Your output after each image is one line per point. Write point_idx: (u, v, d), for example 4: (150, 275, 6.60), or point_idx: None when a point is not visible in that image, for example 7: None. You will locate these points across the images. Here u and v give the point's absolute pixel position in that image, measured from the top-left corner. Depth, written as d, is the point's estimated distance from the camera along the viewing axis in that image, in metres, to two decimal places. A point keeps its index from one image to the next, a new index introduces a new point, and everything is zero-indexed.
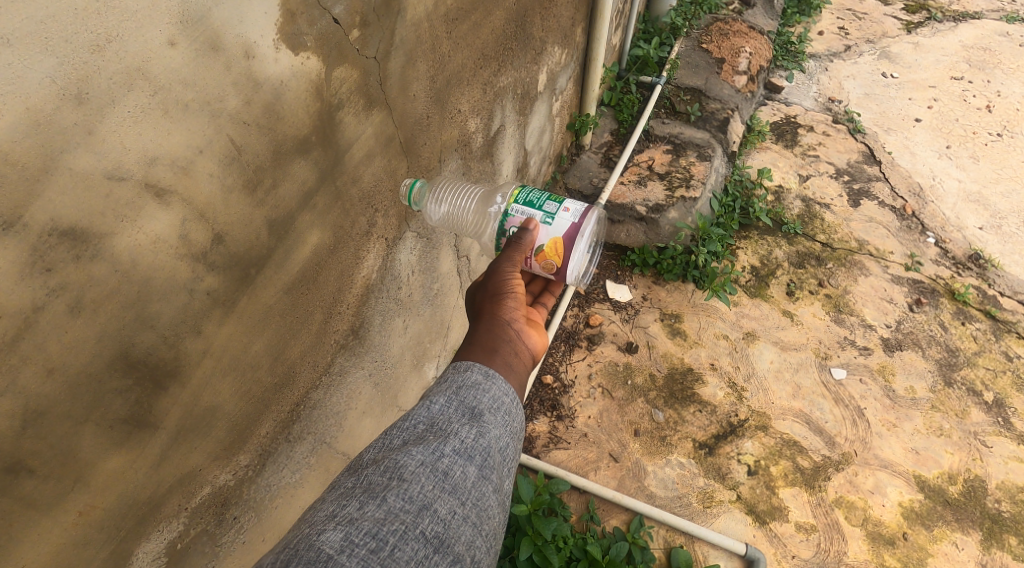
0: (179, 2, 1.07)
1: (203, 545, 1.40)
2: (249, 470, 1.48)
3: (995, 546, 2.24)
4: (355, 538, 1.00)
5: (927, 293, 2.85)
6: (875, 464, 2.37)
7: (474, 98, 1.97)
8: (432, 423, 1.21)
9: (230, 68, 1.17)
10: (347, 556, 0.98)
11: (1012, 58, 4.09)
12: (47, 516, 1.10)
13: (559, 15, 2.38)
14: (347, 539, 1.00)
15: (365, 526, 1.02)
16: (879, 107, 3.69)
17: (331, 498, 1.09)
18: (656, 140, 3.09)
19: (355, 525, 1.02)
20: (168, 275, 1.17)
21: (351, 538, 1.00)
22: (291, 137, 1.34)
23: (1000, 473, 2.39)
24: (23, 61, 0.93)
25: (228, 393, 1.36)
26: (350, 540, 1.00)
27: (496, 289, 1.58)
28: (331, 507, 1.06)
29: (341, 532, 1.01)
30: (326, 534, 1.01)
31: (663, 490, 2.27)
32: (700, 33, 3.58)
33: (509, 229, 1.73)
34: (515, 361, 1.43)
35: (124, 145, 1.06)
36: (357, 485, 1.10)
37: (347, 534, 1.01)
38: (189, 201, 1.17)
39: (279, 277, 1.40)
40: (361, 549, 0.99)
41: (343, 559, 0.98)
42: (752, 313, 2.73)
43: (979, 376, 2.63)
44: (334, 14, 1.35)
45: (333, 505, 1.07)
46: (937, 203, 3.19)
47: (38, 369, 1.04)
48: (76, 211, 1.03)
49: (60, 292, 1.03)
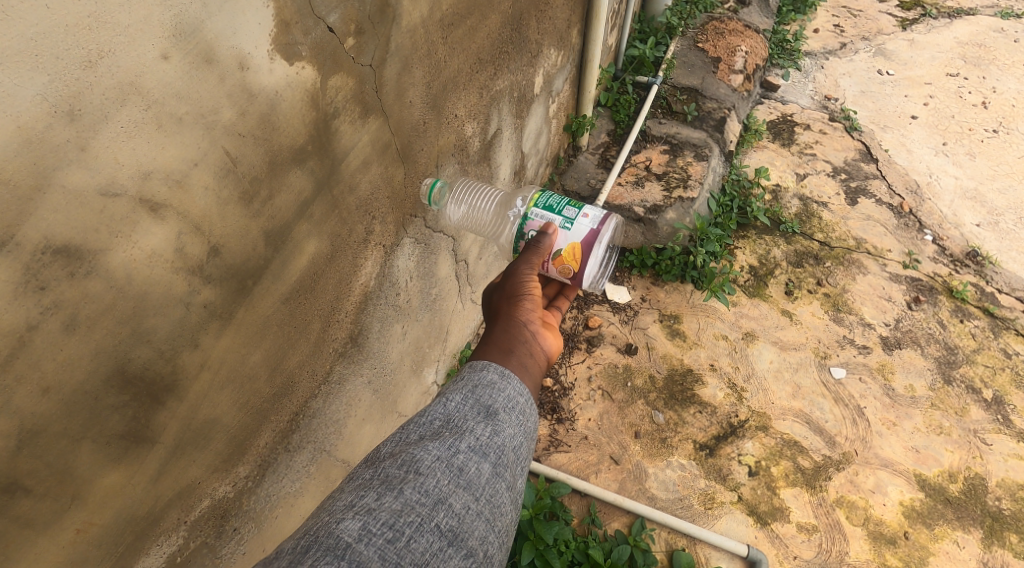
0: (171, 16, 1.06)
1: (203, 558, 1.40)
2: (248, 481, 1.47)
3: (996, 544, 2.24)
4: (372, 528, 1.00)
5: (925, 291, 2.85)
6: (875, 463, 2.37)
7: (471, 103, 1.96)
8: (449, 419, 1.20)
9: (224, 80, 1.16)
10: (364, 545, 0.98)
11: (1008, 53, 4.09)
12: (44, 535, 1.10)
13: (554, 17, 2.37)
14: (365, 529, 1.00)
15: (383, 516, 1.02)
16: (875, 105, 3.69)
17: (349, 489, 1.09)
18: (654, 140, 3.09)
19: (372, 515, 1.02)
20: (165, 290, 1.17)
21: (369, 528, 1.00)
22: (287, 147, 1.33)
23: (1000, 471, 2.39)
24: (13, 80, 0.92)
25: (226, 405, 1.36)
26: (368, 530, 1.00)
27: (513, 291, 1.58)
28: (349, 497, 1.06)
29: (359, 522, 1.01)
30: (345, 523, 1.00)
31: (664, 493, 2.27)
32: (696, 32, 3.57)
33: (528, 232, 1.76)
34: (530, 362, 1.40)
35: (118, 160, 1.05)
36: (375, 477, 1.10)
37: (365, 524, 1.00)
38: (185, 215, 1.16)
39: (277, 287, 1.40)
40: (378, 538, 0.99)
41: (361, 548, 0.98)
42: (751, 314, 2.73)
43: (978, 374, 2.63)
44: (329, 23, 1.34)
45: (351, 495, 1.06)
46: (934, 200, 3.19)
47: (34, 388, 1.03)
48: (70, 228, 1.02)
49: (54, 310, 1.03)
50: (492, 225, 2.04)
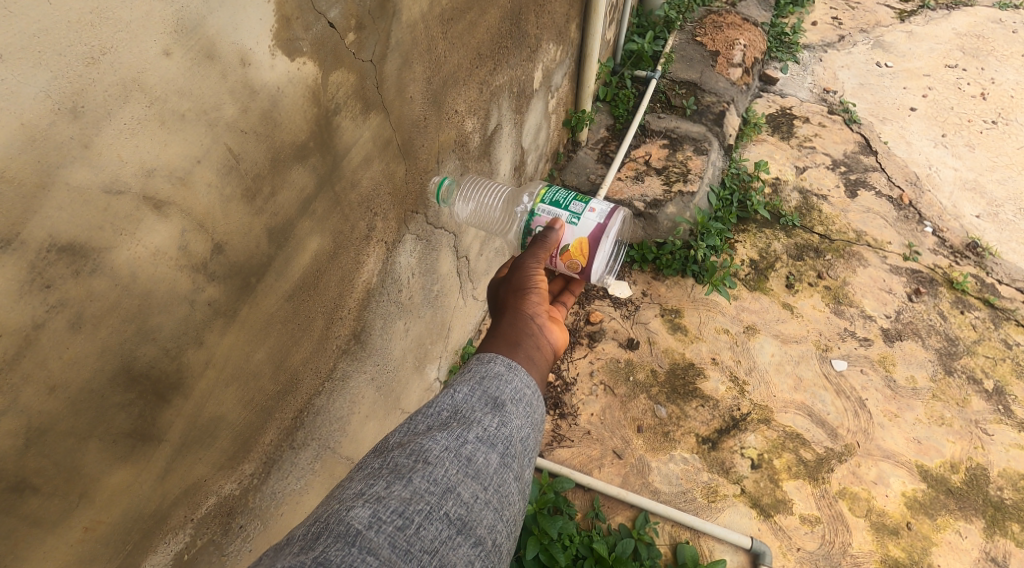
0: (173, 11, 1.06)
1: (210, 555, 1.40)
2: (254, 479, 1.47)
3: (998, 533, 2.25)
4: (383, 515, 1.01)
5: (926, 283, 2.85)
6: (877, 454, 2.37)
7: (471, 98, 1.96)
8: (456, 410, 1.20)
9: (226, 76, 1.16)
10: (374, 532, 0.99)
11: (1006, 44, 4.09)
12: (52, 534, 1.10)
13: (553, 11, 2.37)
14: (375, 516, 1.00)
15: (392, 504, 1.02)
16: (874, 97, 3.69)
17: (358, 478, 1.09)
18: (653, 135, 3.08)
19: (382, 503, 1.02)
20: (169, 287, 1.17)
21: (378, 515, 1.00)
22: (290, 143, 1.33)
23: (1002, 461, 2.40)
24: (17, 77, 0.91)
25: (231, 402, 1.36)
26: (378, 517, 1.00)
27: (519, 284, 1.58)
28: (359, 485, 1.06)
29: (369, 509, 1.01)
30: (355, 511, 1.01)
31: (668, 486, 2.28)
32: (694, 26, 3.56)
33: (535, 228, 1.78)
34: (537, 355, 1.40)
35: (122, 158, 1.05)
36: (383, 466, 1.10)
37: (375, 512, 1.01)
38: (188, 212, 1.16)
39: (279, 284, 1.40)
40: (388, 526, 1.00)
41: (371, 535, 0.98)
42: (751, 307, 2.73)
43: (979, 364, 2.64)
44: (329, 18, 1.34)
45: (361, 483, 1.07)
46: (934, 192, 3.20)
47: (41, 387, 1.03)
48: (75, 227, 1.02)
49: (60, 308, 1.03)
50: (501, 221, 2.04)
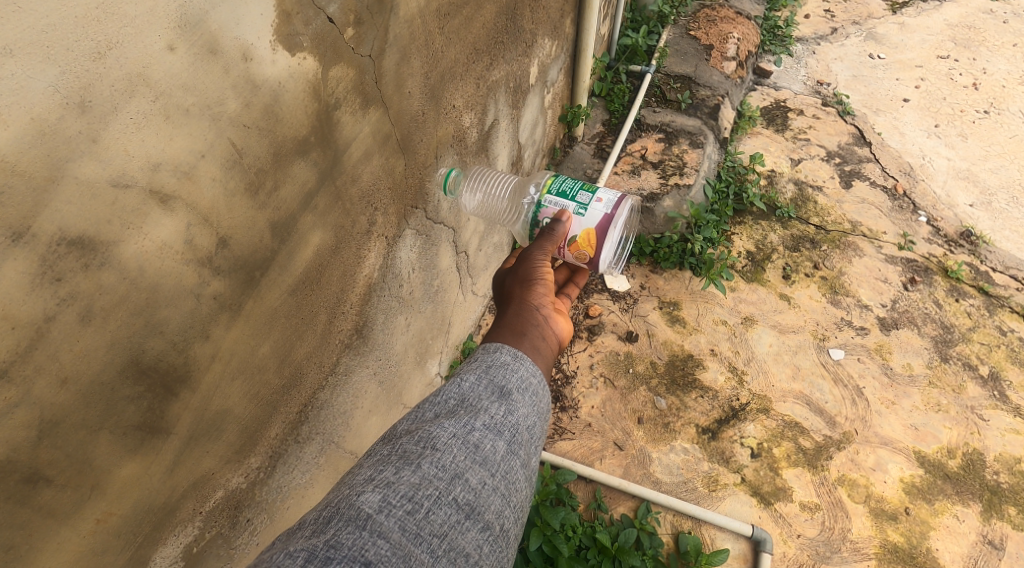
0: (178, 7, 1.07)
1: (218, 548, 1.41)
2: (260, 472, 1.48)
3: (995, 517, 2.28)
4: (392, 500, 1.02)
5: (921, 272, 2.88)
6: (875, 442, 2.40)
7: (468, 93, 1.97)
8: (463, 398, 1.21)
9: (228, 72, 1.17)
10: (384, 516, 1.00)
11: (997, 34, 4.13)
12: (65, 525, 1.11)
13: (547, 6, 2.38)
14: (384, 501, 1.02)
15: (401, 489, 1.04)
16: (867, 88, 3.71)
17: (367, 464, 1.10)
18: (648, 129, 3.10)
19: (392, 488, 1.04)
20: (176, 281, 1.18)
21: (388, 500, 1.02)
22: (291, 138, 1.34)
23: (998, 446, 2.43)
24: (25, 72, 0.93)
25: (237, 396, 1.37)
26: (388, 502, 1.02)
27: (525, 276, 1.60)
28: (368, 471, 1.08)
29: (378, 494, 1.03)
30: (365, 496, 1.02)
31: (669, 477, 2.29)
32: (688, 21, 3.61)
33: (543, 220, 1.79)
34: (542, 345, 1.41)
35: (128, 152, 1.06)
36: (392, 453, 1.11)
37: (384, 497, 1.02)
38: (193, 206, 1.17)
39: (282, 279, 1.41)
40: (397, 510, 1.01)
41: (381, 519, 1.00)
42: (749, 299, 2.76)
43: (974, 351, 2.66)
44: (329, 14, 1.35)
45: (370, 470, 1.08)
46: (927, 182, 3.23)
47: (53, 379, 1.04)
48: (83, 219, 1.03)
49: (70, 301, 1.04)
50: (507, 211, 2.08)
